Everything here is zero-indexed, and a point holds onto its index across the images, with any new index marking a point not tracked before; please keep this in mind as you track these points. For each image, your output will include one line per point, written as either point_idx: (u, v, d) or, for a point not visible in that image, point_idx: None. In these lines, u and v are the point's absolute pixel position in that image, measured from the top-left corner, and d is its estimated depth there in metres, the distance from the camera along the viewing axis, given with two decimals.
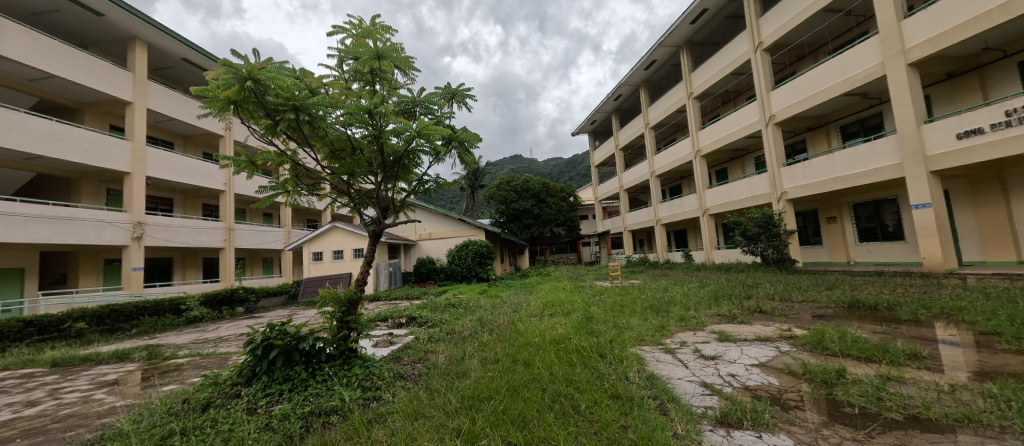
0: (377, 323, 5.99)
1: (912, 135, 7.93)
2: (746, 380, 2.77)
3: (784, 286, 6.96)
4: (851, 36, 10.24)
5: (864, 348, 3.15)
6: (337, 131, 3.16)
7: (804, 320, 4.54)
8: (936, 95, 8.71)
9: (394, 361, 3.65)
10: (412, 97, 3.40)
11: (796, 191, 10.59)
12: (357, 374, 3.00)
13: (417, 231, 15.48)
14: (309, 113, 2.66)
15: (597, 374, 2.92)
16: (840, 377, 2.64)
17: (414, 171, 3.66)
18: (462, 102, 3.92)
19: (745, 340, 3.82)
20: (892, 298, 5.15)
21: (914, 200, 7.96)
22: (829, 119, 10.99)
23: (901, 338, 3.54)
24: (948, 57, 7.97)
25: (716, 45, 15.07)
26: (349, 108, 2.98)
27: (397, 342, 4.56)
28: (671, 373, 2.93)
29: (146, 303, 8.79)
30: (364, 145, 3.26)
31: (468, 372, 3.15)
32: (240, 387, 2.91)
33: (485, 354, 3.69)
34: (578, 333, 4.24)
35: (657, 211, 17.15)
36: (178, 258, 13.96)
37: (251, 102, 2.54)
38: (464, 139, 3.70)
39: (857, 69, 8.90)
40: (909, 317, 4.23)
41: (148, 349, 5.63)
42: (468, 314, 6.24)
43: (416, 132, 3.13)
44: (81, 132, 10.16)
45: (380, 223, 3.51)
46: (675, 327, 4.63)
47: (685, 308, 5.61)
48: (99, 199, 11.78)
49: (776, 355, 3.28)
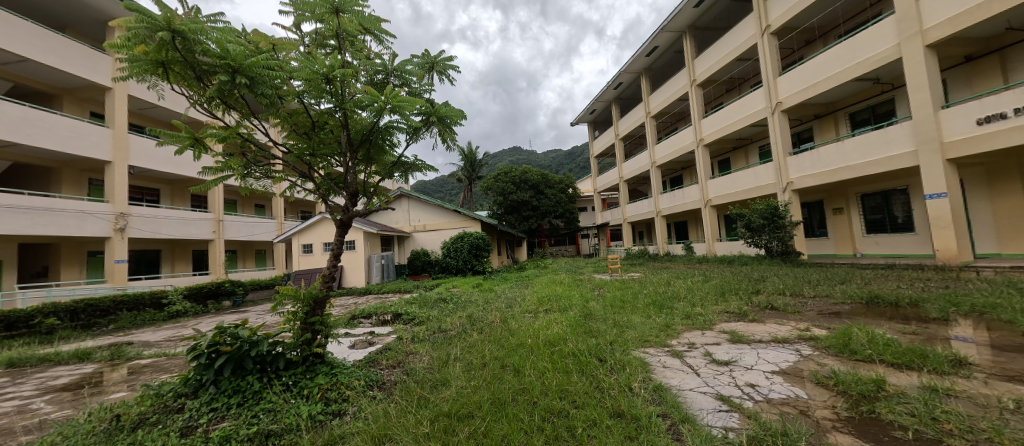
0: (359, 320, 5.61)
1: (929, 121, 7.48)
2: (768, 392, 2.38)
3: (794, 280, 6.59)
4: (864, 17, 9.71)
5: (900, 352, 2.78)
6: (294, 102, 2.69)
7: (820, 318, 4.19)
8: (954, 79, 8.24)
9: (368, 366, 3.26)
10: (382, 64, 2.94)
11: (803, 181, 10.17)
12: (321, 385, 2.61)
13: (411, 222, 14.93)
14: (251, 76, 2.19)
15: (596, 384, 2.56)
16: (880, 389, 2.27)
17: (388, 151, 3.21)
18: (443, 73, 3.47)
19: (760, 342, 3.44)
20: (914, 293, 4.79)
21: (929, 190, 7.56)
22: (838, 107, 10.52)
23: (933, 339, 3.20)
24: (968, 38, 7.50)
25: (720, 31, 14.47)
26: (304, 74, 2.51)
27: (377, 342, 4.18)
28: (681, 384, 2.54)
29: (124, 297, 8.35)
30: (328, 120, 2.82)
31: (449, 381, 2.77)
32: (184, 400, 2.53)
33: (470, 357, 3.31)
34: (575, 333, 3.85)
35: (657, 203, 16.75)
36: (167, 250, 13.52)
37: (178, 63, 2.08)
38: (445, 115, 3.25)
39: (871, 51, 8.40)
40: (937, 316, 3.87)
41: (113, 347, 5.25)
42: (459, 310, 5.86)
43: (386, 104, 2.69)
44: (58, 119, 9.62)
45: (348, 210, 3.02)
46: (680, 326, 4.25)
47: (690, 304, 5.24)
48: (81, 189, 11.31)
49: (798, 361, 2.90)
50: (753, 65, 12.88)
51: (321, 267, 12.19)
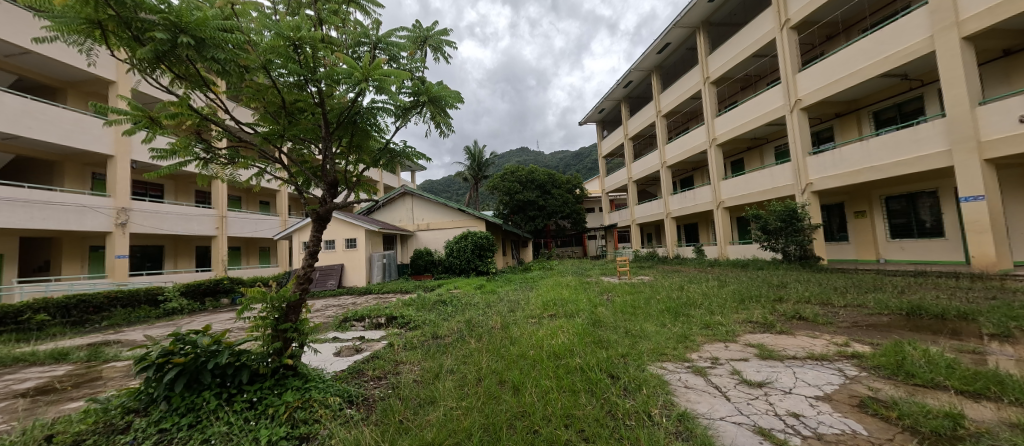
0: (350, 324, 5.27)
1: (964, 118, 6.93)
2: (818, 425, 1.97)
3: (820, 287, 6.09)
4: (893, 10, 9.15)
5: (967, 376, 2.36)
6: (259, 77, 2.36)
7: (857, 331, 3.74)
8: (990, 73, 7.65)
9: (352, 378, 2.92)
10: (364, 34, 2.58)
11: (824, 182, 9.61)
12: (289, 403, 2.25)
13: (414, 221, 14.59)
14: (200, 38, 1.86)
15: (608, 407, 2.19)
16: (956, 426, 1.87)
17: (374, 137, 2.87)
18: (438, 49, 3.17)
19: (795, 359, 3.02)
20: (960, 304, 4.29)
21: (963, 192, 7.01)
22: (860, 105, 9.97)
23: (999, 360, 2.76)
24: (1010, 29, 6.91)
25: (736, 26, 13.92)
26: (265, 40, 2.16)
27: (364, 350, 3.82)
28: (709, 411, 2.13)
29: (118, 293, 8.14)
30: (301, 98, 2.49)
31: (437, 400, 2.40)
32: (131, 418, 2.19)
33: (465, 369, 2.96)
34: (583, 343, 3.47)
35: (666, 204, 16.19)
36: (169, 246, 13.40)
37: (109, 22, 1.76)
38: (437, 96, 2.90)
39: (900, 45, 7.84)
40: (996, 331, 3.41)
41: (92, 347, 4.97)
42: (457, 313, 5.50)
43: (363, 78, 2.33)
44: (59, 112, 9.44)
45: (326, 202, 2.66)
46: (699, 337, 3.82)
47: (708, 312, 4.80)
48: (84, 183, 11.20)
49: (844, 384, 2.49)
50: (770, 62, 12.32)
51: (341, 264, 11.76)
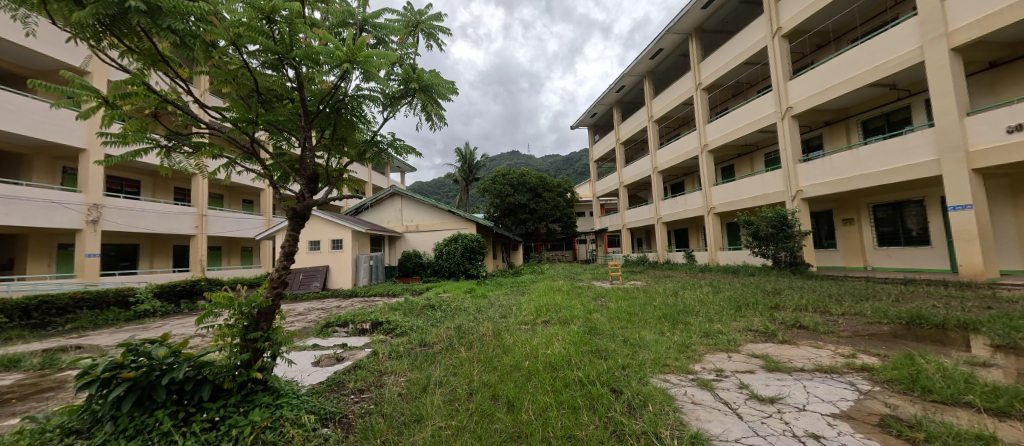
0: (333, 330, 4.99)
1: (953, 128, 6.99)
2: None
3: (815, 295, 6.03)
4: (881, 21, 9.28)
5: (989, 393, 2.24)
6: (230, 58, 2.14)
7: (860, 341, 3.64)
8: (975, 85, 7.79)
9: (330, 391, 2.67)
10: (349, 13, 2.37)
11: (814, 189, 9.66)
12: (255, 423, 1.98)
13: (403, 222, 14.26)
14: (155, 6, 1.64)
15: (612, 428, 2.00)
16: None
17: (358, 128, 2.65)
18: (431, 35, 2.97)
19: (803, 371, 2.87)
20: (957, 313, 4.24)
21: (952, 201, 7.06)
22: (850, 113, 10.08)
23: (1011, 374, 2.66)
24: (995, 42, 7.03)
25: (727, 34, 14.07)
26: (233, 15, 1.94)
27: (346, 359, 3.56)
28: (723, 432, 1.96)
29: (84, 295, 7.64)
30: (277, 81, 2.27)
31: (424, 418, 2.18)
32: (70, 442, 1.91)
33: (455, 382, 2.74)
34: (580, 352, 3.29)
35: (658, 209, 16.20)
36: (146, 245, 12.80)
37: None
38: (428, 84, 2.70)
39: (889, 54, 7.93)
40: (1000, 342, 3.33)
41: (47, 354, 4.54)
42: (446, 319, 5.25)
43: (343, 60, 2.11)
44: (28, 102, 8.92)
45: (304, 198, 2.43)
46: (700, 346, 3.67)
47: (707, 320, 4.66)
48: (54, 178, 10.58)
49: (859, 400, 2.34)
50: (761, 70, 12.43)
51: (327, 266, 11.35)
